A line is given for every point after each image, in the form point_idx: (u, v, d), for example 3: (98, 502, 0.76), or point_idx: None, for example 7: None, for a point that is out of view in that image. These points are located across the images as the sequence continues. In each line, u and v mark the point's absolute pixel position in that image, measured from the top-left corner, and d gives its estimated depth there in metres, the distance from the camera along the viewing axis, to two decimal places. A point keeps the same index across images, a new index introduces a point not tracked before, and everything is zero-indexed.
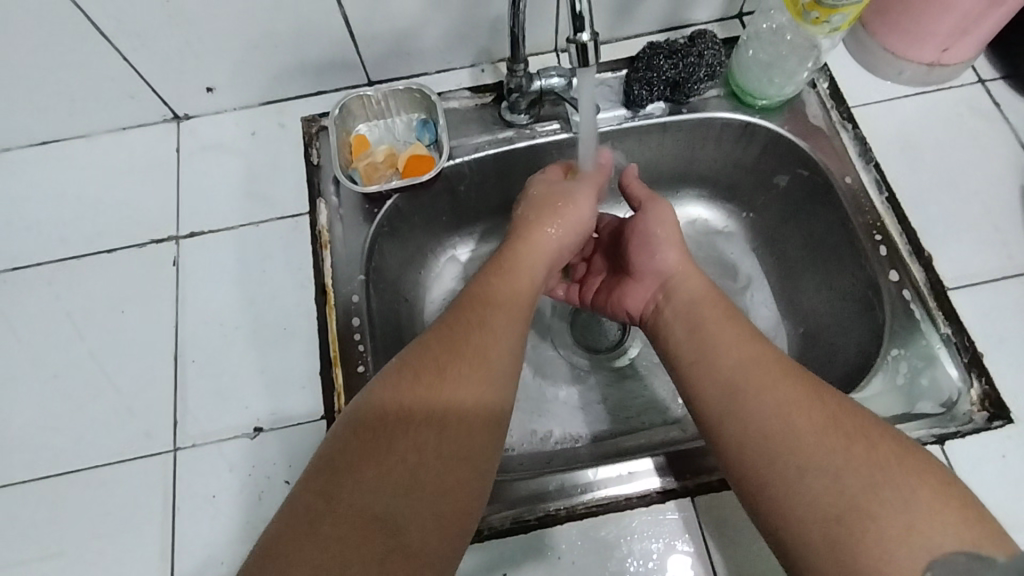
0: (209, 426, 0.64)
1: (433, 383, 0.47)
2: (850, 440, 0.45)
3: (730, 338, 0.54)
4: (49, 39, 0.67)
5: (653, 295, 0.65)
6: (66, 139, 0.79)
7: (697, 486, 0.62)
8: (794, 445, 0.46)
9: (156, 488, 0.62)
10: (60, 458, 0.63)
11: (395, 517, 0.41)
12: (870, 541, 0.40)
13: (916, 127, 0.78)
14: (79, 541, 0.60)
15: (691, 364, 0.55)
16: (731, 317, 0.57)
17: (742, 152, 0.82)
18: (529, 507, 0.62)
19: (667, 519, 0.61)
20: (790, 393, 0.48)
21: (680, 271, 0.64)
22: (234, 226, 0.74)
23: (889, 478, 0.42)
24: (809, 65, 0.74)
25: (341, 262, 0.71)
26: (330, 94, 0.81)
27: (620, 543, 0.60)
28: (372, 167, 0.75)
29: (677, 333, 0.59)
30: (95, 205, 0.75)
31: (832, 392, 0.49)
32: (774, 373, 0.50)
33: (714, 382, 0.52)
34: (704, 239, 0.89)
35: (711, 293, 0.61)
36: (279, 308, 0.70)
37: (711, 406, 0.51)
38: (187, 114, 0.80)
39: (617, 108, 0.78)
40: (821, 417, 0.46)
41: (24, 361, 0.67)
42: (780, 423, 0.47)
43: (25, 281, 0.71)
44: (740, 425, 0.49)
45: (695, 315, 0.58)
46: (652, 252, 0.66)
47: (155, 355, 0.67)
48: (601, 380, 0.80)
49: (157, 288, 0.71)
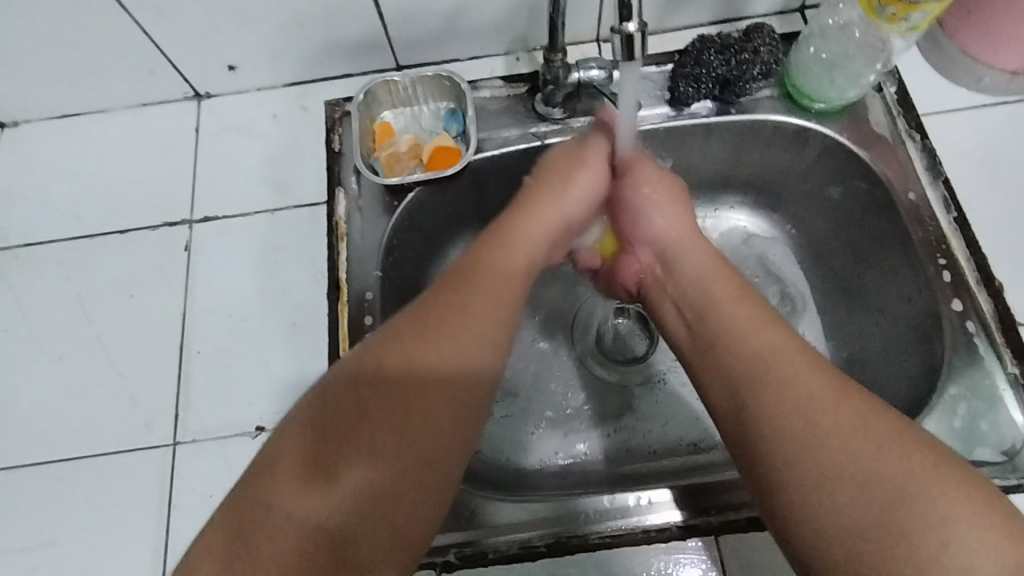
0: (211, 421, 0.62)
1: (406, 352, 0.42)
2: (871, 442, 0.38)
3: (746, 321, 0.47)
4: (67, 9, 0.64)
5: (651, 267, 0.58)
6: (86, 113, 0.77)
7: (721, 521, 0.57)
8: (807, 444, 0.39)
9: (153, 482, 0.60)
10: (60, 443, 0.62)
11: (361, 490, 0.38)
12: (901, 557, 0.34)
13: (993, 142, 0.70)
14: (73, 531, 0.58)
15: (703, 347, 0.48)
16: (748, 296, 0.49)
17: (795, 158, 0.75)
18: (538, 532, 0.58)
19: (687, 557, 0.58)
20: (809, 385, 0.41)
21: (682, 239, 0.57)
22: (249, 212, 0.71)
23: (919, 485, 0.36)
24: (878, 66, 0.67)
25: (357, 257, 0.67)
26: (356, 77, 0.77)
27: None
28: (394, 158, 0.71)
29: (686, 316, 0.51)
30: (111, 183, 0.73)
31: (854, 384, 0.42)
32: (797, 363, 0.43)
33: (730, 369, 0.45)
34: (746, 250, 0.82)
35: (725, 271, 0.53)
36: (289, 301, 0.67)
37: (722, 396, 0.45)
38: (208, 92, 0.77)
39: (660, 105, 0.72)
40: (846, 414, 0.39)
41: (32, 340, 0.66)
42: (795, 420, 0.40)
43: (36, 257, 0.69)
44: (749, 422, 0.42)
45: (704, 289, 0.51)
46: (645, 221, 0.59)
47: (161, 342, 0.65)
48: (623, 393, 0.75)
49: (168, 272, 0.68)
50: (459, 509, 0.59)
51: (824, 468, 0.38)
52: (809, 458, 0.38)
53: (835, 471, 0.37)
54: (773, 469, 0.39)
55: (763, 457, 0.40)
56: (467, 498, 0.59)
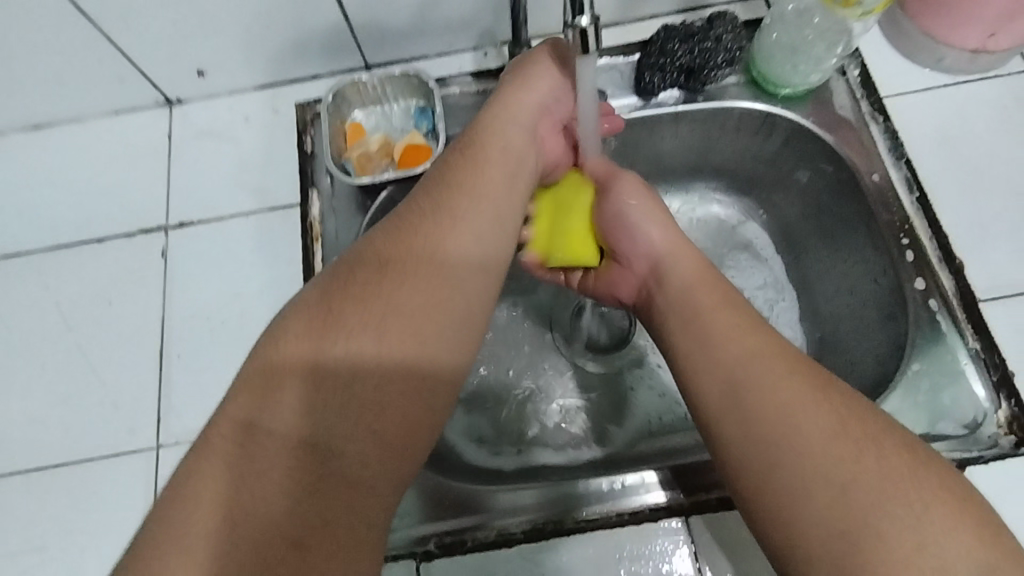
0: (193, 423, 0.63)
1: (342, 313, 0.41)
2: (852, 446, 0.38)
3: (727, 326, 0.45)
4: (31, 20, 0.64)
5: (644, 283, 0.55)
6: (59, 123, 0.77)
7: (690, 500, 0.59)
8: (791, 448, 0.39)
9: (140, 484, 0.61)
10: (47, 450, 0.63)
11: (320, 444, 0.37)
12: (876, 560, 0.34)
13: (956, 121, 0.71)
14: (66, 536, 0.60)
15: (686, 355, 0.46)
16: (730, 298, 0.48)
17: (762, 144, 0.76)
18: (515, 519, 0.59)
19: (659, 539, 0.59)
20: (786, 382, 0.41)
21: (673, 251, 0.53)
22: (224, 216, 0.72)
23: (892, 484, 0.36)
24: (840, 49, 0.68)
25: (332, 257, 0.68)
26: (325, 78, 0.78)
27: (608, 562, 0.59)
28: (365, 157, 0.72)
29: (669, 326, 0.49)
30: (88, 192, 0.74)
31: (835, 385, 0.41)
32: (775, 364, 0.42)
33: (713, 377, 0.44)
34: (719, 236, 0.84)
35: (708, 274, 0.51)
36: (267, 302, 0.68)
37: (706, 404, 0.44)
38: (179, 97, 0.77)
39: (628, 95, 0.73)
40: (825, 414, 0.39)
41: (14, 350, 0.67)
42: (775, 425, 0.40)
43: (15, 269, 0.70)
44: (730, 428, 0.41)
45: (688, 299, 0.49)
46: (633, 234, 0.56)
47: (142, 348, 0.66)
48: (602, 383, 0.76)
49: (146, 279, 0.69)
50: (440, 498, 0.60)
51: (807, 471, 0.38)
52: (776, 447, 0.39)
53: (808, 473, 0.38)
54: (744, 461, 0.40)
55: (747, 461, 0.40)
56: (446, 487, 0.61)
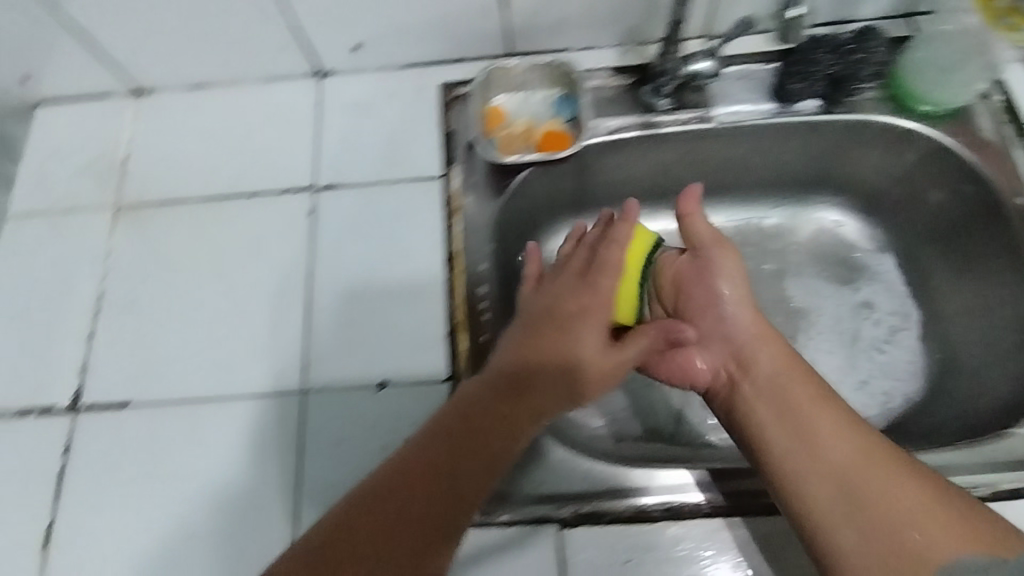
0: (335, 374, 0.65)
1: (486, 403, 0.54)
2: (900, 495, 0.48)
3: (807, 398, 0.55)
4: None
5: (728, 365, 0.62)
6: (216, 84, 0.82)
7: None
8: (826, 494, 0.50)
9: (282, 427, 0.63)
10: (194, 387, 0.66)
11: (444, 478, 0.51)
12: None
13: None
14: (216, 473, 0.62)
15: (758, 437, 0.56)
16: (808, 380, 0.57)
17: (894, 161, 0.77)
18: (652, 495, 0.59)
19: None
20: (836, 433, 0.52)
21: (760, 338, 0.61)
22: (368, 183, 0.75)
23: (918, 524, 0.46)
24: (982, 73, 0.71)
25: (471, 230, 0.71)
26: (470, 62, 0.81)
27: (758, 546, 0.56)
28: (508, 139, 0.76)
29: (762, 412, 0.57)
30: (243, 151, 0.77)
31: (880, 437, 0.52)
32: (832, 426, 0.53)
33: (780, 440, 0.54)
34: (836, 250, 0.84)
35: (791, 361, 0.59)
36: (408, 267, 0.70)
37: (774, 459, 0.54)
38: (331, 70, 0.81)
39: (766, 102, 0.75)
40: (879, 469, 0.49)
41: (167, 291, 0.70)
42: (817, 482, 0.50)
43: (172, 218, 0.74)
44: (789, 476, 0.52)
45: (784, 395, 0.56)
46: (717, 302, 0.65)
47: (288, 299, 0.69)
48: None
49: (293, 235, 0.72)
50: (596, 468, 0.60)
51: (840, 518, 0.48)
52: (841, 500, 0.49)
53: (865, 531, 0.47)
54: (801, 506, 0.50)
55: (802, 500, 0.51)
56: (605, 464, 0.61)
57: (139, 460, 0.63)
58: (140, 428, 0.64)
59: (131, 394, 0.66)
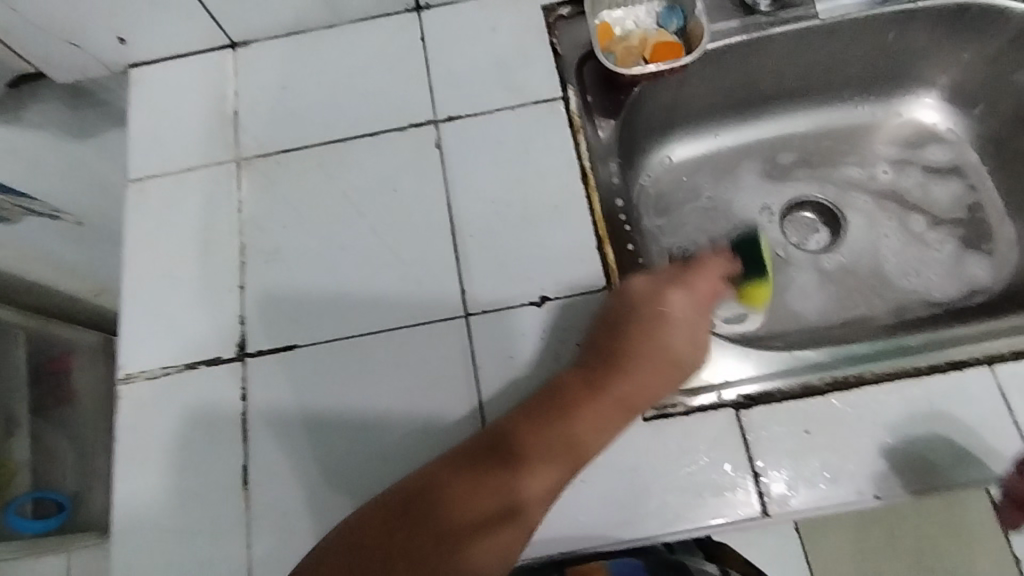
0: (348, 321, 0.71)
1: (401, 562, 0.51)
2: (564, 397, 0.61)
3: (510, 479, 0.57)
4: None
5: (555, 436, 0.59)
6: (207, 51, 0.85)
7: (776, 393, 0.66)
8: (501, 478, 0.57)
9: (308, 375, 0.69)
10: (210, 344, 0.71)
11: None
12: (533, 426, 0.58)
13: (1007, 65, 0.84)
14: (241, 409, 0.68)
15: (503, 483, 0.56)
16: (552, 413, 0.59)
17: (846, 59, 0.89)
18: None
19: (781, 417, 0.64)
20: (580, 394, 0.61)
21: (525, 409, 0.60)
22: (361, 135, 0.79)
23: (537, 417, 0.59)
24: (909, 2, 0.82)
25: (460, 174, 0.75)
26: (456, 8, 0.84)
27: (731, 443, 0.64)
28: (491, 83, 0.79)
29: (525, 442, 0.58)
30: (233, 117, 0.81)
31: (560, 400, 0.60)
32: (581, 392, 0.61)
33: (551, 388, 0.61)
34: (796, 170, 0.96)
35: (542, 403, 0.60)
36: (404, 213, 0.74)
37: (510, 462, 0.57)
38: (320, 27, 0.85)
39: (731, 20, 0.84)
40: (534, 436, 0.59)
41: (180, 254, 0.75)
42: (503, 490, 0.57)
43: (166, 189, 0.78)
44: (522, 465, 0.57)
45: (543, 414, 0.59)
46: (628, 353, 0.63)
47: (296, 258, 0.74)
48: None
49: (294, 194, 0.76)
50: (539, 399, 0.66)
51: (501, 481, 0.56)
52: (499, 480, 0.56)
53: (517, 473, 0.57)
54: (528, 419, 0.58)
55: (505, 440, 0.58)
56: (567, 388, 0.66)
57: (173, 409, 0.69)
58: (171, 380, 0.70)
59: (152, 356, 0.71)
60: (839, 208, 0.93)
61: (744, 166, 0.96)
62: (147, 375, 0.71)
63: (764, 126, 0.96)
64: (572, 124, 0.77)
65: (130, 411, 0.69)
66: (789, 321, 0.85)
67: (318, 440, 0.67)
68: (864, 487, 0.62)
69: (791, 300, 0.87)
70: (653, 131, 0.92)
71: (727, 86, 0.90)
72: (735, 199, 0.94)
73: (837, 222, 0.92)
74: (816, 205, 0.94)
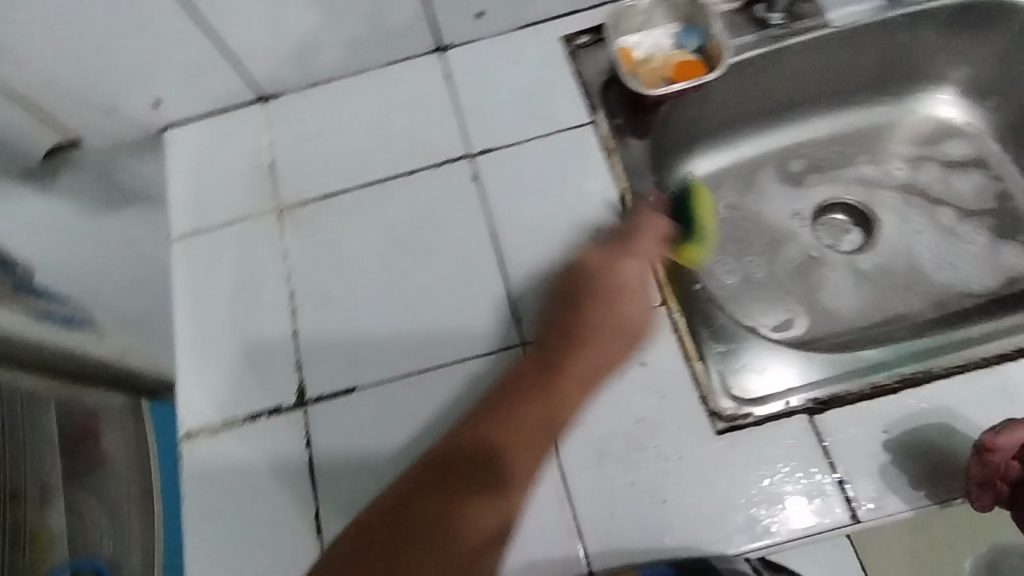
0: (405, 360, 0.70)
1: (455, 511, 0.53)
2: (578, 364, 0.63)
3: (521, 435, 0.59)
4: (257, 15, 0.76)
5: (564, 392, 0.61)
6: (238, 107, 0.87)
7: (846, 394, 0.65)
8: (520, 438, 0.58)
9: (368, 418, 0.68)
10: (268, 395, 0.70)
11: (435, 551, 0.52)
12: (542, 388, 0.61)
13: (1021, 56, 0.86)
14: (307, 459, 0.67)
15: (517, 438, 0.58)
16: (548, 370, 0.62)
17: (860, 61, 0.91)
18: (711, 415, 0.65)
19: (854, 419, 0.63)
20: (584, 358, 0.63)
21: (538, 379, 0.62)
22: (398, 174, 0.79)
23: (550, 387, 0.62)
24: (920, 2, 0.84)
25: (501, 204, 0.76)
26: (478, 44, 0.86)
27: (808, 450, 0.63)
28: (522, 114, 0.80)
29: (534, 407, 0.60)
30: (269, 169, 0.82)
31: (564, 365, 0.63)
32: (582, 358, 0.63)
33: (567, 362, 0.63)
34: (821, 173, 0.96)
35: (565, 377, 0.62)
36: (450, 248, 0.75)
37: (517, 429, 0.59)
38: (344, 74, 0.86)
39: (746, 35, 0.86)
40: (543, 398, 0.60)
41: (229, 307, 0.75)
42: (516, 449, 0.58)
43: (209, 243, 0.79)
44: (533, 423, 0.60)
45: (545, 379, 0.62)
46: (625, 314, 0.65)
47: (345, 302, 0.74)
48: (776, 293, 0.87)
49: (337, 239, 0.77)
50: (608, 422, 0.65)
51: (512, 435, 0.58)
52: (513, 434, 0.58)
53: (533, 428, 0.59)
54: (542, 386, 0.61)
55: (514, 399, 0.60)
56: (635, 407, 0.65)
57: (237, 464, 0.68)
58: (231, 435, 0.69)
59: (211, 410, 0.71)
60: (867, 207, 0.93)
61: (768, 174, 0.97)
62: (207, 432, 0.70)
63: (786, 133, 0.97)
64: (605, 146, 0.78)
65: (195, 468, 0.68)
66: (836, 323, 0.85)
67: (385, 480, 0.66)
68: (950, 484, 0.61)
69: (835, 303, 0.87)
70: (677, 147, 0.93)
71: (747, 97, 0.91)
72: (766, 207, 0.95)
73: (868, 222, 0.93)
74: (844, 207, 0.94)
